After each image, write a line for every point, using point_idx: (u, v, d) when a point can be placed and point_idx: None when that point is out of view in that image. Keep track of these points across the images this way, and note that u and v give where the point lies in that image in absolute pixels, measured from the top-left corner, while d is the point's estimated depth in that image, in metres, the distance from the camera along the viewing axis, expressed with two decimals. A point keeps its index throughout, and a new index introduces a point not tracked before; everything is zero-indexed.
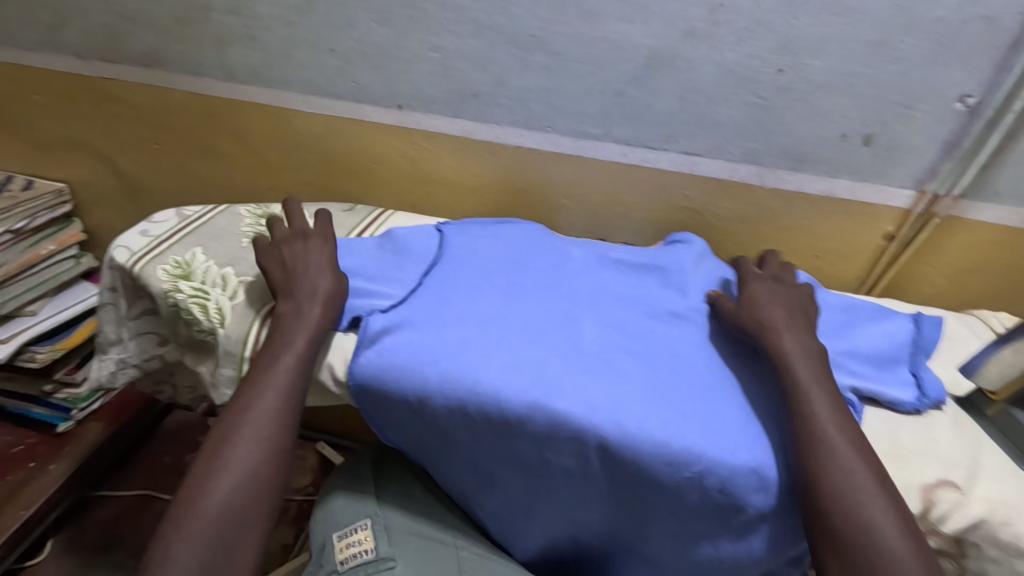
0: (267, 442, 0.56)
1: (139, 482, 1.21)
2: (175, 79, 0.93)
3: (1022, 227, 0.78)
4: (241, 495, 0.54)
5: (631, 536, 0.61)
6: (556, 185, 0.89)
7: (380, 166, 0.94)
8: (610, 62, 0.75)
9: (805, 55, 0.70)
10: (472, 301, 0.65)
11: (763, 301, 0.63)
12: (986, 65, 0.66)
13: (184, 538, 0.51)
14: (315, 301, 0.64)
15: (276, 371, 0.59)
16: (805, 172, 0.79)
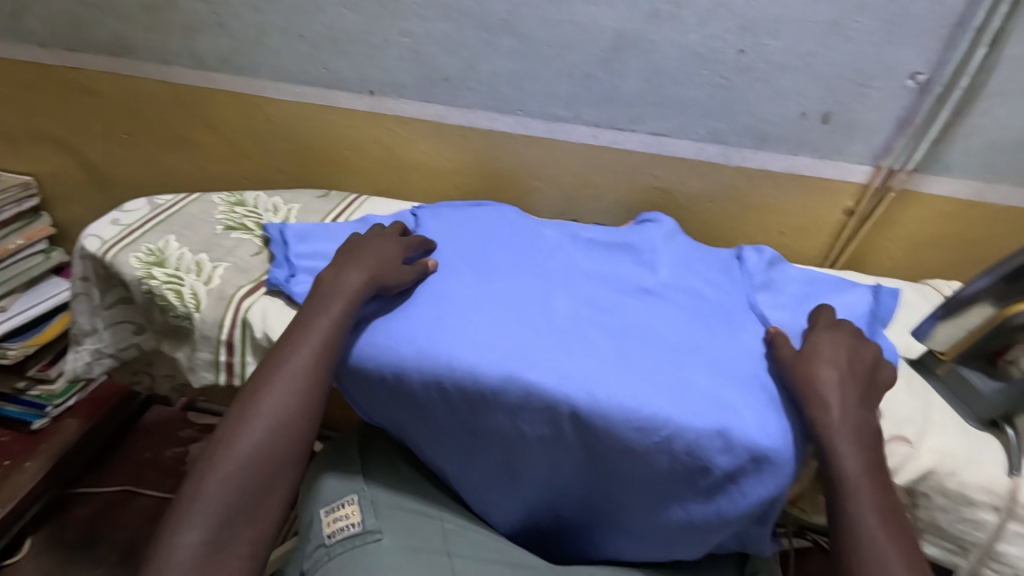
0: (296, 398, 0.56)
1: (119, 478, 1.18)
2: (143, 67, 0.92)
3: (972, 199, 0.82)
4: (267, 446, 0.54)
5: (607, 502, 0.63)
6: (529, 167, 0.90)
7: (353, 152, 0.94)
8: (578, 44, 0.77)
9: (766, 36, 0.72)
10: (449, 282, 0.67)
11: (813, 354, 0.60)
12: (935, 43, 0.69)
13: (208, 479, 0.51)
14: (357, 275, 0.64)
15: (312, 334, 0.59)
16: (768, 150, 0.82)
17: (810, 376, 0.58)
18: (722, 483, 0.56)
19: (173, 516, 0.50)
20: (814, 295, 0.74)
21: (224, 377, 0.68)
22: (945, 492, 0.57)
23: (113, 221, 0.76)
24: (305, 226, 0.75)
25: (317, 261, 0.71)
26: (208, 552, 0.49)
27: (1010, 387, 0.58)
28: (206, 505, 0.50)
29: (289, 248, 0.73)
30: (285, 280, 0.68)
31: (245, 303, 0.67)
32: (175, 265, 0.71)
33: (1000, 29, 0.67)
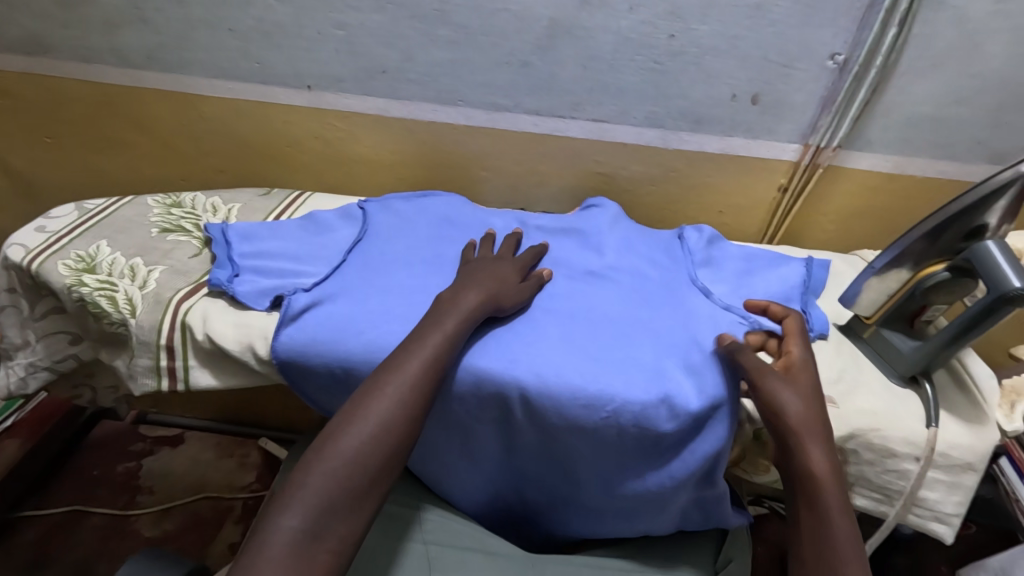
0: (409, 399, 0.52)
1: (67, 498, 1.13)
2: (63, 65, 0.88)
3: (894, 172, 0.86)
4: (369, 450, 0.49)
5: (565, 482, 0.65)
6: (475, 157, 0.91)
7: (295, 149, 0.93)
8: (514, 33, 0.77)
9: (695, 20, 0.74)
10: (396, 275, 0.67)
11: (801, 391, 0.55)
12: (853, 24, 0.72)
13: (314, 469, 0.47)
14: (475, 292, 0.61)
15: (431, 340, 0.55)
16: (703, 132, 0.85)
17: (803, 425, 0.53)
18: (674, 445, 0.58)
19: (276, 500, 0.46)
20: (752, 270, 0.75)
21: (166, 383, 0.66)
22: (871, 447, 0.61)
23: (37, 229, 0.73)
24: (248, 226, 0.75)
25: (260, 260, 0.71)
26: (305, 542, 0.45)
27: (926, 345, 0.63)
28: (307, 494, 0.46)
29: (232, 248, 0.71)
30: (227, 281, 0.67)
31: (183, 307, 0.65)
32: (106, 270, 0.69)
33: (913, 9, 0.70)
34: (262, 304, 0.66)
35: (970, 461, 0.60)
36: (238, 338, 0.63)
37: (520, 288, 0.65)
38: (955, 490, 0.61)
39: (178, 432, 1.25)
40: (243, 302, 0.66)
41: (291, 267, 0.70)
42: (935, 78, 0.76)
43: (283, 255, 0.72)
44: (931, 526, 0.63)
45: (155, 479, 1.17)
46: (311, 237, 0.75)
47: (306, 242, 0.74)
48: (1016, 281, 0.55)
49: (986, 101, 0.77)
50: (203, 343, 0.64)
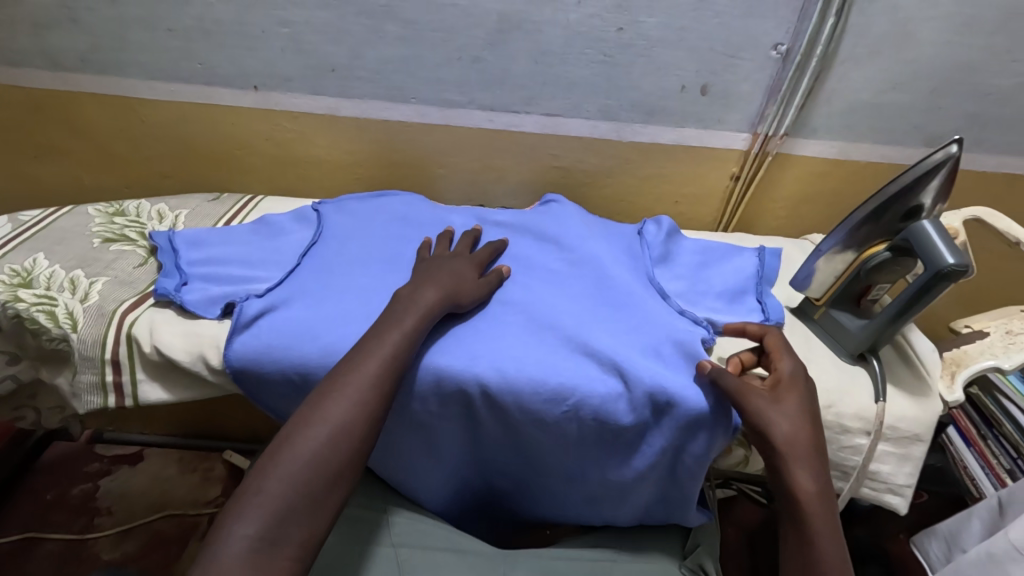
0: (365, 397, 0.51)
1: (14, 526, 1.01)
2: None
3: (839, 158, 0.89)
4: (327, 452, 0.48)
5: (530, 473, 0.66)
6: (431, 155, 0.90)
7: (243, 150, 0.90)
8: (463, 28, 0.77)
9: (641, 13, 0.74)
10: (352, 277, 0.66)
11: (787, 413, 0.54)
12: (794, 12, 0.73)
13: (271, 474, 0.46)
14: (432, 288, 0.60)
15: (390, 339, 0.55)
16: (655, 124, 0.86)
17: (790, 446, 0.52)
18: (632, 438, 0.59)
19: (229, 508, 0.45)
20: (708, 264, 0.76)
21: (112, 400, 0.63)
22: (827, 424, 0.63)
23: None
24: (196, 232, 0.74)
25: (210, 267, 0.70)
26: (261, 549, 0.43)
27: (871, 323, 0.65)
28: (263, 500, 0.45)
29: (179, 257, 0.71)
30: (174, 290, 0.65)
31: (128, 318, 0.63)
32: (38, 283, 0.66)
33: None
34: (212, 312, 0.64)
35: (916, 432, 0.63)
36: (188, 348, 0.61)
37: (481, 284, 0.64)
38: (905, 461, 0.64)
39: (138, 450, 1.14)
40: (191, 310, 0.64)
41: (242, 274, 0.69)
42: (874, 65, 0.78)
43: (234, 261, 0.71)
44: (886, 498, 0.65)
45: (114, 499, 1.06)
46: (264, 242, 0.74)
47: (256, 251, 0.72)
48: (950, 257, 0.57)
49: (921, 87, 0.80)
50: (149, 356, 0.62)
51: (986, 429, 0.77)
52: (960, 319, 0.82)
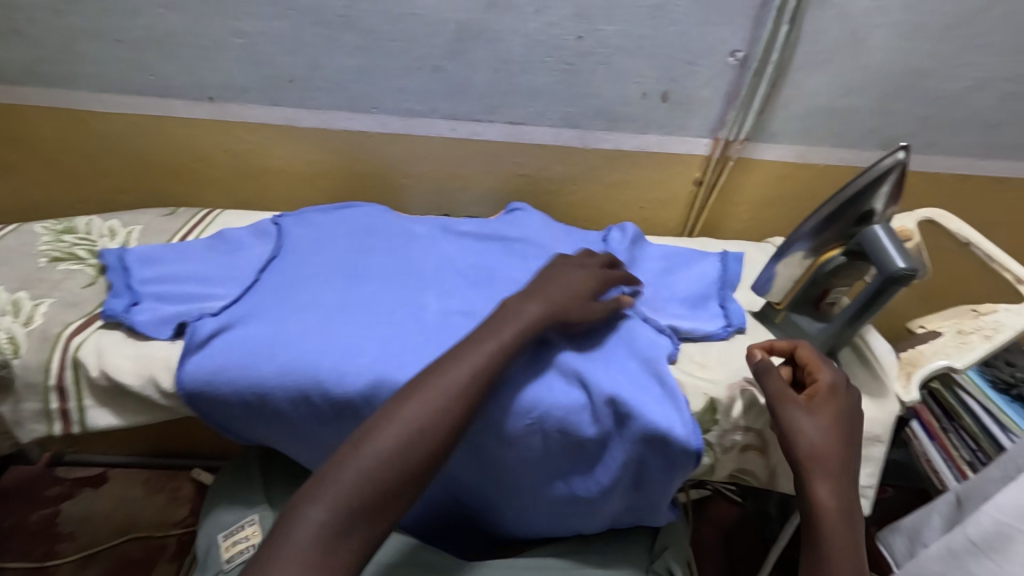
0: (451, 407, 0.49)
1: None
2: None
3: (799, 161, 0.91)
4: (399, 452, 0.47)
5: (495, 491, 0.64)
6: (395, 165, 0.90)
7: (198, 163, 0.88)
8: (422, 38, 0.76)
9: (600, 21, 0.75)
10: (313, 292, 0.63)
11: (829, 436, 0.54)
12: (749, 20, 0.75)
13: (358, 462, 0.46)
14: (537, 303, 0.59)
15: (495, 343, 0.54)
16: (615, 129, 0.86)
17: (816, 462, 0.52)
18: (591, 451, 0.59)
19: (308, 487, 0.45)
20: (670, 270, 0.77)
21: (58, 427, 0.62)
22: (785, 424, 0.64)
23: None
24: (148, 249, 0.70)
25: (161, 285, 0.66)
26: (327, 537, 0.43)
27: (830, 326, 0.66)
28: (342, 487, 0.45)
29: (130, 274, 0.67)
30: (122, 311, 0.63)
31: (74, 342, 0.62)
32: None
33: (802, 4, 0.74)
34: (163, 332, 0.62)
35: (876, 433, 0.64)
36: (136, 371, 0.60)
37: (597, 308, 0.63)
38: (866, 463, 0.65)
39: (102, 471, 1.11)
40: (141, 331, 0.62)
41: (191, 290, 0.65)
42: (830, 70, 0.80)
43: (183, 277, 0.67)
44: None
45: (76, 523, 1.03)
46: (220, 257, 0.70)
47: (203, 262, 0.69)
48: (900, 261, 0.58)
49: (874, 91, 0.83)
50: (95, 379, 0.61)
51: (946, 422, 0.74)
52: (915, 319, 0.83)
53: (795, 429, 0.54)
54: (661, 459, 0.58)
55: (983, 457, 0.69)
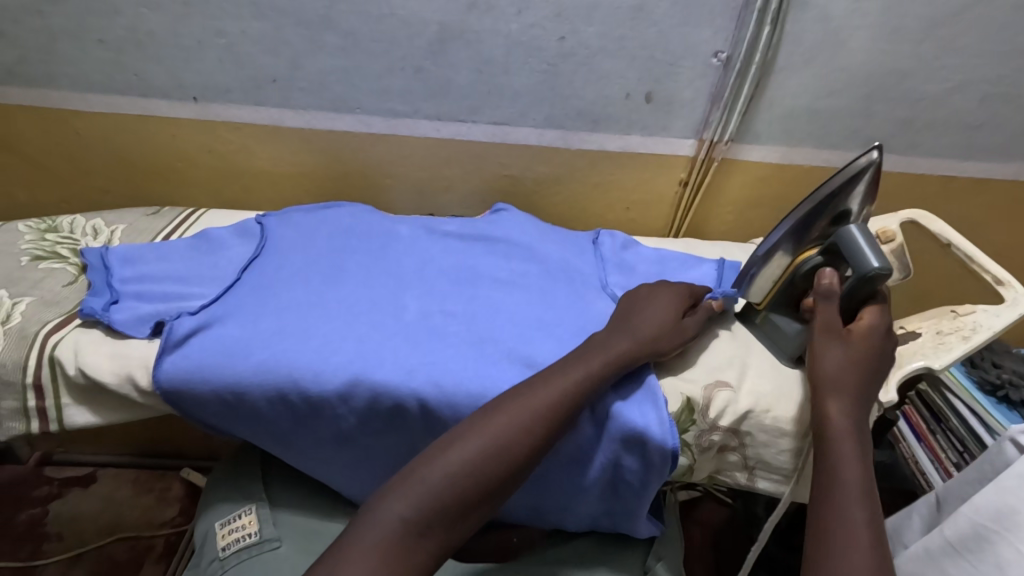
0: (538, 426, 0.52)
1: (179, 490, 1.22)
2: (71, 99, 0.81)
3: None
4: (480, 460, 0.50)
5: (560, 498, 0.65)
6: (537, 178, 0.91)
7: (308, 176, 0.90)
8: (576, 55, 0.77)
9: (750, 30, 0.74)
10: (294, 290, 0.66)
11: (851, 364, 0.58)
12: (889, 19, 0.74)
13: (433, 469, 0.49)
14: (629, 337, 0.61)
15: (569, 375, 0.56)
16: (760, 130, 0.86)
17: (831, 382, 0.57)
18: (576, 450, 0.61)
19: (394, 482, 0.49)
20: (669, 270, 0.78)
21: (37, 425, 0.62)
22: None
23: (18, 264, 0.71)
24: (132, 248, 0.72)
25: (140, 284, 0.68)
26: (403, 532, 0.47)
27: None
28: (422, 489, 0.48)
29: (112, 273, 0.68)
30: (101, 309, 0.63)
31: (52, 340, 0.62)
32: (76, 307, 0.66)
33: (937, 15, 0.74)
34: (142, 331, 0.63)
35: (1011, 504, 0.54)
36: (115, 370, 0.60)
37: (674, 334, 0.63)
38: None
39: None
40: (119, 330, 0.62)
41: (174, 290, 0.67)
42: (964, 60, 0.77)
43: (282, 267, 0.70)
44: None
45: None
46: (201, 256, 0.73)
47: (266, 256, 0.71)
48: (876, 260, 0.58)
49: (998, 108, 0.82)
50: (114, 388, 0.60)
51: (935, 424, 0.82)
52: None
53: (840, 360, 0.58)
54: (640, 461, 0.61)
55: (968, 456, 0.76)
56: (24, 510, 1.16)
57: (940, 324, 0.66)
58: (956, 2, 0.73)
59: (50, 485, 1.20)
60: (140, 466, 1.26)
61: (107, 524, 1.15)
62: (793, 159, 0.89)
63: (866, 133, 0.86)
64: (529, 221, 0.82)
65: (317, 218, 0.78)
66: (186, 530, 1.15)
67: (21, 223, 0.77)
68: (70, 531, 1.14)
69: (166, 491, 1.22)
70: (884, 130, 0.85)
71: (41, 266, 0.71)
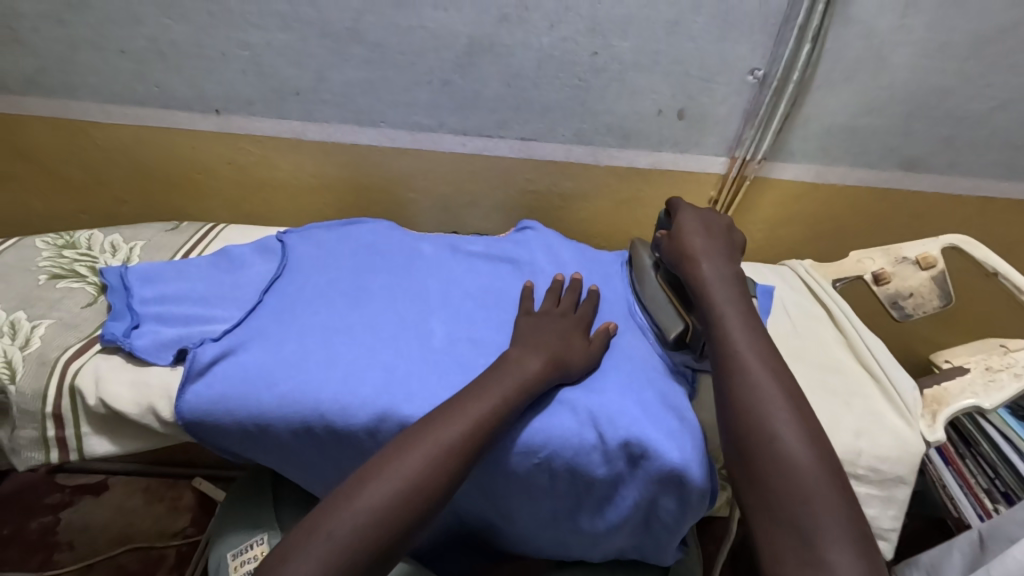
0: (454, 460, 0.51)
1: (191, 501, 1.21)
2: (92, 109, 0.79)
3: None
4: (392, 502, 0.48)
5: (582, 538, 0.64)
6: (563, 193, 0.89)
7: (330, 190, 0.88)
8: (609, 70, 0.75)
9: (789, 47, 0.71)
10: (316, 314, 0.64)
11: (709, 279, 0.62)
12: (936, 36, 0.71)
13: (343, 517, 0.47)
14: (539, 356, 0.60)
15: (482, 405, 0.54)
16: (794, 147, 0.83)
17: (716, 314, 0.59)
18: (607, 487, 0.59)
19: (291, 540, 0.47)
20: None
21: (56, 455, 0.60)
22: (858, 477, 0.59)
23: (35, 282, 0.69)
24: (151, 267, 0.70)
25: (163, 306, 0.66)
26: None
27: None
28: (332, 544, 0.46)
29: (131, 294, 0.66)
30: (122, 335, 0.61)
31: (73, 367, 0.60)
32: (97, 331, 0.64)
33: (989, 33, 0.70)
34: (165, 357, 0.61)
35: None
36: (137, 400, 0.58)
37: (588, 349, 0.63)
38: None
39: None
40: (141, 358, 0.60)
41: (199, 313, 0.65)
42: (1014, 79, 0.74)
43: (308, 289, 0.68)
44: None
45: None
46: (221, 275, 0.71)
47: (289, 277, 0.69)
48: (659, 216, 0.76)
49: None
50: (136, 418, 0.58)
51: (964, 449, 0.75)
52: None
53: (703, 280, 0.62)
54: (676, 500, 0.58)
55: (1001, 485, 0.70)
56: (35, 518, 1.15)
57: (989, 359, 0.64)
58: (1010, 18, 0.69)
59: (62, 493, 1.19)
60: (153, 474, 1.25)
61: (120, 534, 1.14)
62: (827, 178, 0.87)
63: (903, 152, 0.83)
64: (554, 242, 0.80)
65: (338, 236, 0.76)
66: (198, 543, 1.13)
67: (38, 238, 0.75)
68: (81, 541, 1.13)
69: (177, 500, 1.21)
70: (923, 149, 0.82)
71: (59, 285, 0.69)
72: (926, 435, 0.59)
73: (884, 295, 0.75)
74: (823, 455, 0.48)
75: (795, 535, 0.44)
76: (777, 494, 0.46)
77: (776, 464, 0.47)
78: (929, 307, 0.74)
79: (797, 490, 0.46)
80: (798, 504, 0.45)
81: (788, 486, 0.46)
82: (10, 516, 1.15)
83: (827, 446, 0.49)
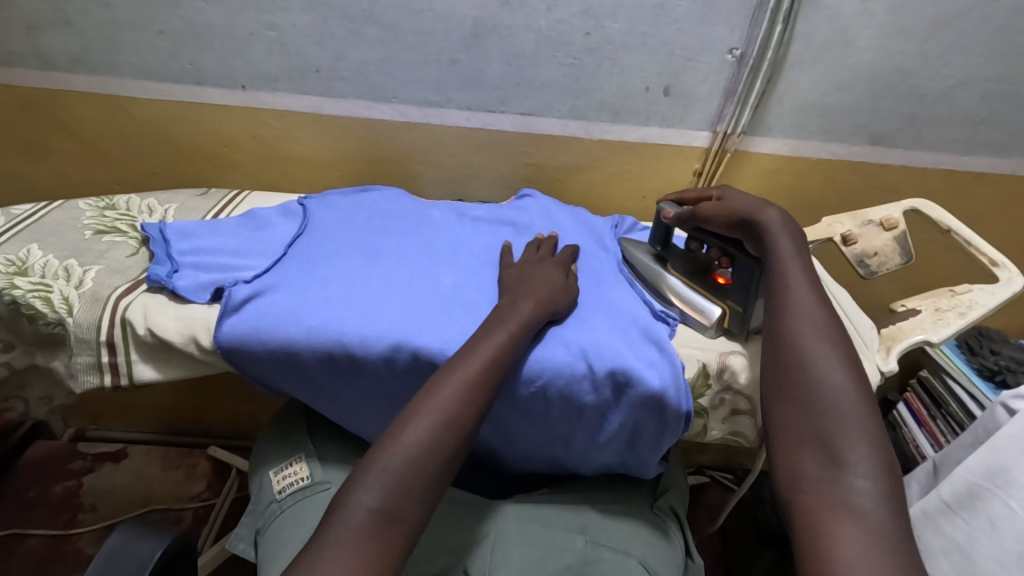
0: (478, 393, 0.57)
1: (207, 466, 1.27)
2: (129, 86, 0.87)
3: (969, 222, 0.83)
4: (431, 436, 0.54)
5: (574, 458, 0.72)
6: (560, 166, 0.96)
7: (345, 162, 0.95)
8: (601, 50, 0.82)
9: (763, 28, 0.79)
10: (338, 265, 0.71)
11: (777, 229, 0.64)
12: (896, 19, 0.79)
13: (394, 453, 0.52)
14: (530, 299, 0.66)
15: (495, 341, 0.61)
16: (771, 123, 0.91)
17: (784, 257, 0.62)
18: (596, 413, 0.66)
19: (352, 481, 0.51)
20: None
21: (108, 380, 0.66)
22: None
23: (83, 237, 0.76)
24: (187, 225, 0.77)
25: (198, 256, 0.73)
26: (380, 518, 0.49)
27: None
28: (387, 476, 0.51)
29: (170, 246, 0.73)
30: (166, 276, 0.68)
31: (123, 302, 0.66)
32: (142, 275, 0.71)
33: (943, 17, 0.78)
34: (202, 296, 0.68)
35: (1004, 463, 0.60)
36: (181, 330, 0.65)
37: (568, 287, 0.70)
38: None
39: None
40: (183, 295, 0.67)
41: (230, 262, 0.72)
42: (970, 59, 0.82)
43: (330, 246, 0.75)
44: None
45: None
46: (250, 232, 0.78)
47: (310, 234, 0.77)
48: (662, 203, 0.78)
49: (998, 106, 0.87)
50: (179, 346, 0.65)
51: (935, 410, 0.88)
52: None
53: (771, 229, 0.64)
54: (657, 423, 0.66)
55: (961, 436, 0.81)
56: (60, 483, 1.22)
57: (938, 302, 0.71)
58: (961, 3, 0.77)
59: (85, 460, 1.25)
60: (170, 443, 1.31)
61: (140, 498, 1.21)
62: (803, 152, 0.94)
63: (872, 127, 0.91)
64: (551, 206, 0.88)
65: (355, 201, 0.83)
66: (216, 504, 1.20)
67: (81, 201, 0.82)
68: (103, 503, 1.19)
69: (194, 467, 1.27)
70: (889, 125, 0.90)
71: (104, 239, 0.76)
72: (881, 366, 0.66)
73: (851, 255, 0.82)
74: (863, 387, 0.52)
75: (824, 457, 0.48)
76: (808, 409, 0.52)
77: (814, 400, 0.52)
78: (892, 264, 0.80)
79: (830, 411, 0.50)
80: (830, 418, 0.50)
81: (820, 403, 0.51)
82: (37, 480, 1.22)
83: (870, 391, 0.52)
